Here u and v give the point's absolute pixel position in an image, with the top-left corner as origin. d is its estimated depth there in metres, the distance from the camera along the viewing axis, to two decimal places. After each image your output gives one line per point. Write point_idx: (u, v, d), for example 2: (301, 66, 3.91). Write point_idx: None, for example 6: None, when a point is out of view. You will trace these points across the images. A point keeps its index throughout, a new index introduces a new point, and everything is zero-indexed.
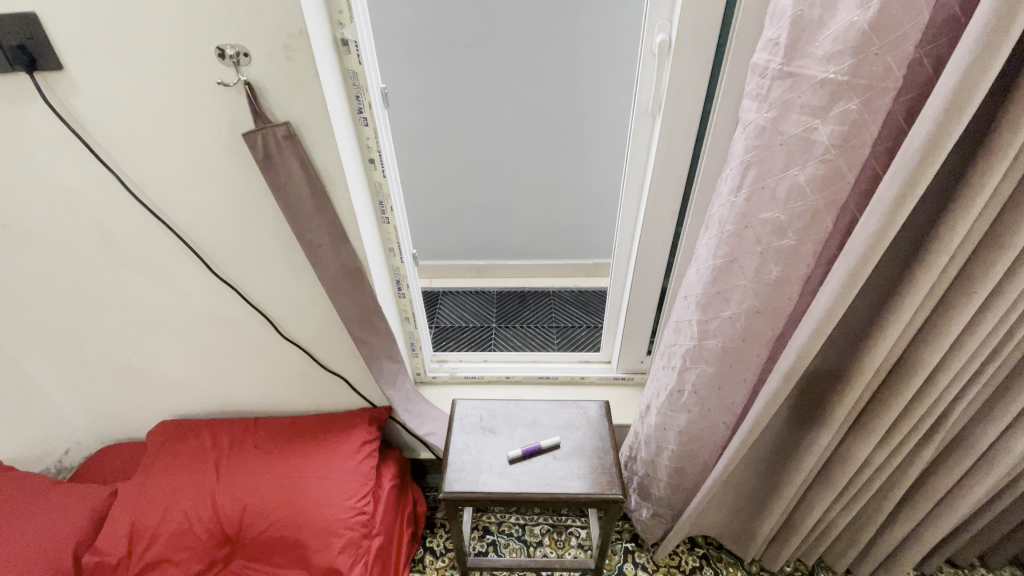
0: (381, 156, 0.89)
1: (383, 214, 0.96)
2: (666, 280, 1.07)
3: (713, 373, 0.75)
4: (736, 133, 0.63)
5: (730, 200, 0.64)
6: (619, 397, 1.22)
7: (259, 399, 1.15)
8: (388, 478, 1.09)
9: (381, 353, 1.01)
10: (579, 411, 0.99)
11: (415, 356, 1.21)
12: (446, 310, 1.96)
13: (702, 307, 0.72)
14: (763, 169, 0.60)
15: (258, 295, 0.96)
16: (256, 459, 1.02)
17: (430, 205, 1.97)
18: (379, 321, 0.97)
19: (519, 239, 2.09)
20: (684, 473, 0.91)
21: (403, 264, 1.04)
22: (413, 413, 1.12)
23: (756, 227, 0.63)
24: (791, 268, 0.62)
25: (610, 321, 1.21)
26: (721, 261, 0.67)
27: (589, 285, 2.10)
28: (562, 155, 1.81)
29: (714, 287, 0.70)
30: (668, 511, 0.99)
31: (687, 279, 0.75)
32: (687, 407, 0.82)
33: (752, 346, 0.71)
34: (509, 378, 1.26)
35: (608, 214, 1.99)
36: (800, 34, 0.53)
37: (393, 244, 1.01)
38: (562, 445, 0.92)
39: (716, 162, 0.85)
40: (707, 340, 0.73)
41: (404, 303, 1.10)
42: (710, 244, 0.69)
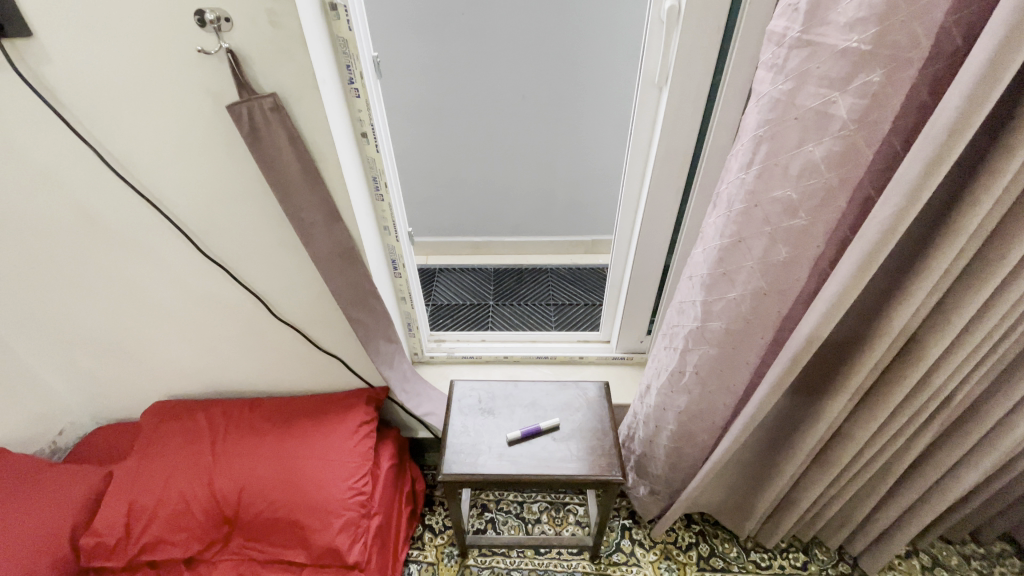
0: (374, 130, 0.84)
1: (377, 191, 0.93)
2: (671, 254, 1.03)
3: (715, 355, 0.74)
4: (749, 105, 0.61)
5: (741, 176, 0.61)
6: (618, 376, 1.21)
7: (254, 380, 1.13)
8: (386, 458, 1.09)
9: (377, 334, 0.99)
10: (579, 392, 0.98)
11: (411, 336, 1.19)
12: (443, 287, 1.95)
13: (707, 287, 0.70)
14: (776, 145, 0.57)
15: (250, 274, 0.93)
16: (252, 439, 1.01)
17: (426, 180, 1.92)
18: (375, 302, 0.94)
19: (517, 216, 2.05)
20: (683, 454, 0.91)
21: (398, 243, 1.01)
22: (411, 394, 1.11)
23: (766, 205, 0.60)
24: (802, 249, 0.60)
25: (611, 301, 1.19)
26: (727, 241, 0.65)
27: (587, 262, 2.08)
28: (560, 129, 1.76)
29: (720, 266, 0.67)
30: (665, 489, 0.99)
31: (692, 259, 0.73)
32: (687, 388, 0.81)
33: (757, 329, 0.69)
34: (508, 358, 1.24)
35: (608, 190, 1.95)
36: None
37: (388, 222, 0.97)
38: (562, 427, 0.91)
39: (723, 137, 0.81)
40: (710, 321, 0.72)
41: (400, 283, 1.08)
42: (718, 222, 0.67)
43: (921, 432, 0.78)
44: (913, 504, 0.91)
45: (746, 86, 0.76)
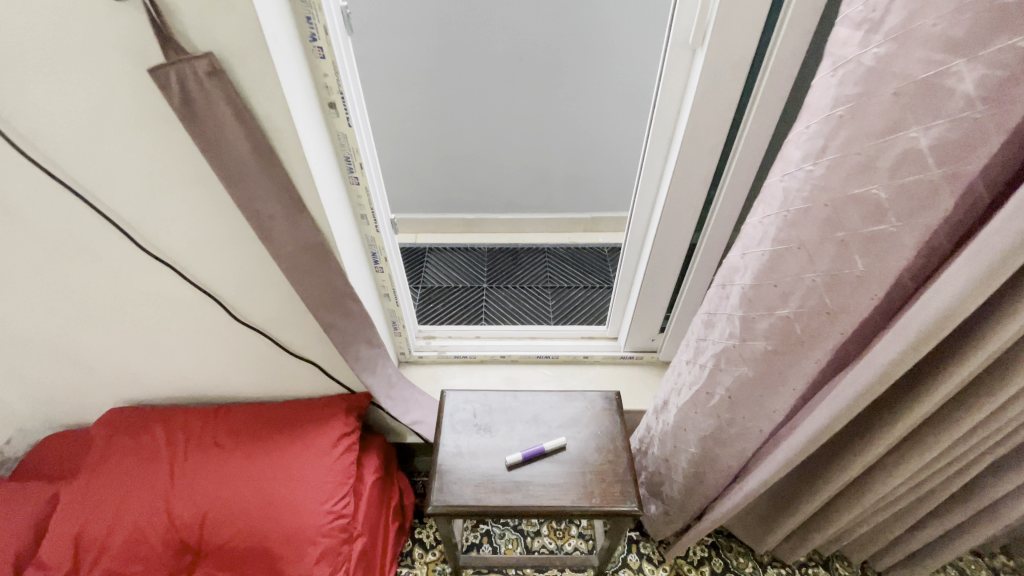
0: (343, 99, 0.69)
1: (351, 173, 0.77)
2: (697, 234, 0.89)
3: (754, 378, 0.64)
4: (818, 76, 0.47)
5: (805, 169, 0.48)
6: (626, 378, 1.11)
7: (219, 385, 1.00)
8: (369, 471, 0.99)
9: (356, 340, 0.87)
10: (585, 405, 0.86)
11: (397, 335, 1.06)
12: (433, 269, 1.81)
13: (748, 302, 0.59)
14: (860, 128, 0.44)
15: (201, 273, 0.79)
16: (216, 457, 0.90)
17: (413, 153, 1.76)
18: (352, 304, 0.81)
19: (512, 192, 1.90)
20: (704, 468, 0.82)
21: (378, 233, 0.87)
22: (397, 401, 0.99)
23: (840, 207, 0.47)
24: (884, 263, 0.48)
25: (621, 295, 1.07)
26: (782, 249, 0.53)
27: (586, 241, 1.94)
28: (560, 96, 1.60)
29: (767, 280, 0.56)
30: (685, 499, 0.90)
31: (729, 265, 0.61)
32: (716, 411, 0.72)
33: (812, 354, 0.57)
34: (505, 357, 1.13)
35: (609, 163, 1.80)
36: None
37: (365, 209, 0.82)
38: (568, 447, 0.80)
39: (767, 112, 0.68)
40: (752, 341, 0.61)
41: (382, 278, 0.94)
42: (768, 225, 0.54)
43: (978, 462, 0.68)
44: (952, 530, 0.82)
45: (802, 46, 0.62)
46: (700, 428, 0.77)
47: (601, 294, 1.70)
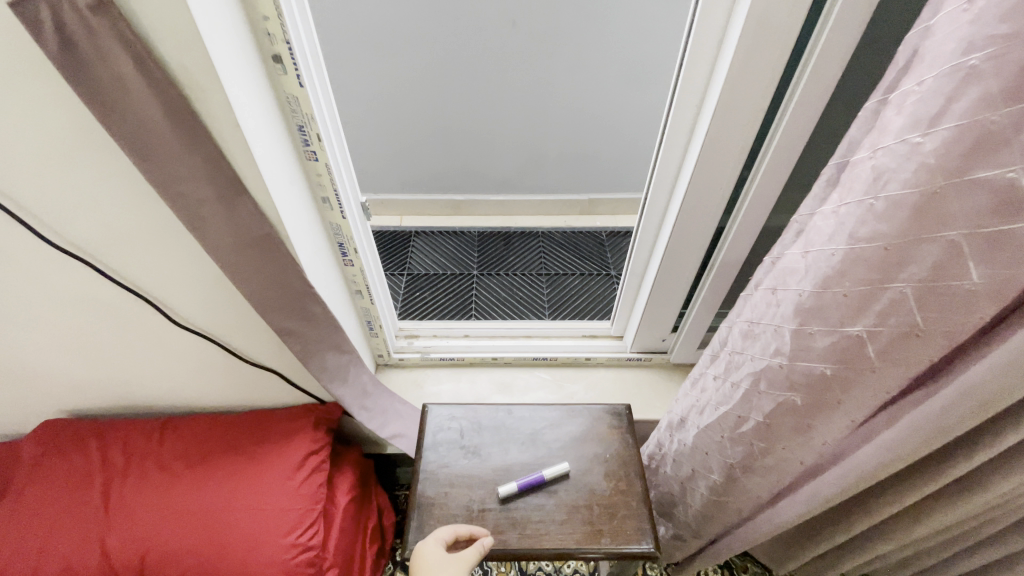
0: (291, 51, 0.54)
1: (306, 147, 0.63)
2: (726, 217, 0.80)
3: (802, 408, 0.53)
4: (944, 15, 0.37)
5: (909, 142, 0.38)
6: (633, 382, 1.02)
7: (164, 397, 0.85)
8: (343, 492, 0.87)
9: (322, 346, 0.73)
10: (589, 420, 0.74)
11: (375, 335, 0.94)
12: (419, 255, 1.67)
13: (805, 313, 0.49)
14: (1001, 83, 0.33)
15: (124, 269, 0.63)
16: (159, 484, 0.77)
17: (397, 126, 1.61)
18: (314, 305, 0.68)
19: (504, 170, 1.75)
20: (725, 498, 0.71)
21: (345, 221, 0.72)
22: (374, 412, 0.86)
23: (952, 194, 0.36)
24: (1007, 272, 0.36)
25: (630, 289, 0.98)
26: (861, 248, 0.43)
27: (582, 225, 1.81)
28: (557, 66, 1.46)
29: (835, 286, 0.45)
30: (703, 526, 0.80)
31: (787, 266, 0.52)
32: (744, 438, 0.62)
33: (881, 382, 0.46)
34: (498, 359, 1.02)
35: (609, 139, 1.67)
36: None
37: (327, 191, 0.68)
38: (571, 474, 0.68)
39: (817, 83, 0.58)
40: (806, 361, 0.50)
41: (353, 273, 0.80)
42: (847, 216, 0.44)
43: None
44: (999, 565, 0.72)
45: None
46: (726, 453, 0.66)
47: (599, 281, 1.58)
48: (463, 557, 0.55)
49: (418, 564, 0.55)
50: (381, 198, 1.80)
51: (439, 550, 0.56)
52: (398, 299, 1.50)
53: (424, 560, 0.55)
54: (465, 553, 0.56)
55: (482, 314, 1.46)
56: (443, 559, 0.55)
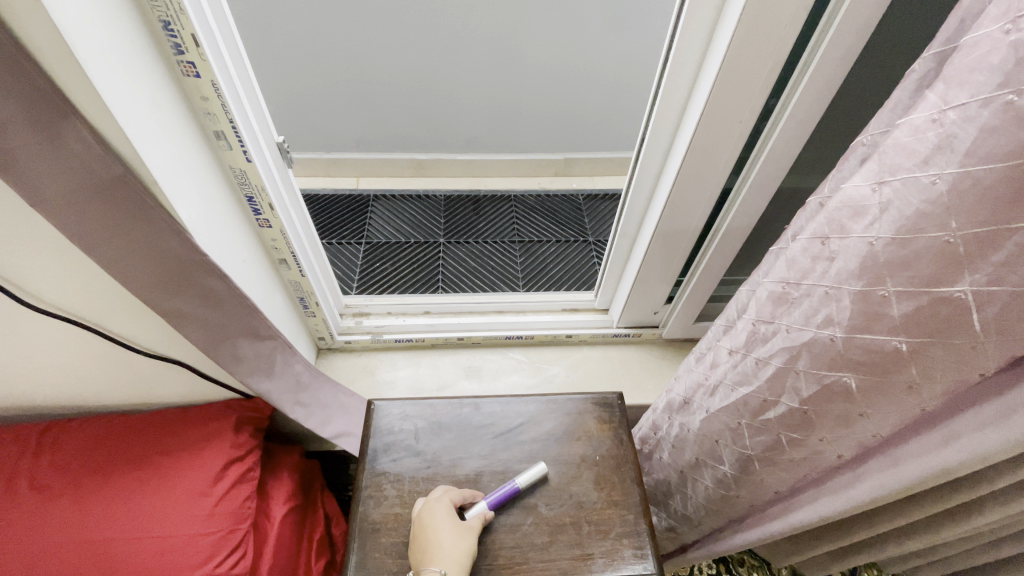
0: None
1: (180, 55, 0.45)
2: (733, 176, 0.66)
3: (857, 391, 0.39)
4: None
5: None
6: (619, 362, 0.90)
7: (41, 397, 0.66)
8: (280, 503, 0.73)
9: (233, 331, 0.57)
10: (573, 413, 0.61)
11: (312, 314, 0.78)
12: (378, 221, 1.49)
13: (877, 269, 0.34)
14: None
15: None
16: (35, 508, 0.60)
17: (347, 72, 1.40)
18: (212, 278, 0.51)
19: (471, 125, 1.57)
20: (737, 491, 0.57)
21: (250, 165, 0.55)
22: (312, 408, 0.71)
23: None
24: None
25: (616, 257, 0.84)
26: (983, 169, 0.28)
27: (557, 188, 1.66)
28: (529, 3, 1.27)
29: (934, 228, 0.31)
30: (706, 519, 0.65)
31: (848, 202, 0.36)
32: (769, 427, 0.48)
33: (979, 361, 0.33)
34: (464, 340, 0.89)
35: (586, 90, 1.50)
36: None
37: (220, 122, 0.50)
38: (552, 482, 0.55)
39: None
40: (872, 333, 0.36)
41: (271, 234, 0.63)
42: (960, 124, 0.29)
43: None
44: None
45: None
46: (740, 446, 0.52)
47: (577, 248, 1.44)
48: (473, 521, 0.49)
49: (435, 526, 0.47)
50: (335, 157, 1.60)
51: (448, 511, 0.49)
52: (355, 272, 1.33)
53: (434, 522, 0.47)
54: (475, 519, 0.49)
55: (450, 287, 1.31)
56: (454, 521, 0.48)
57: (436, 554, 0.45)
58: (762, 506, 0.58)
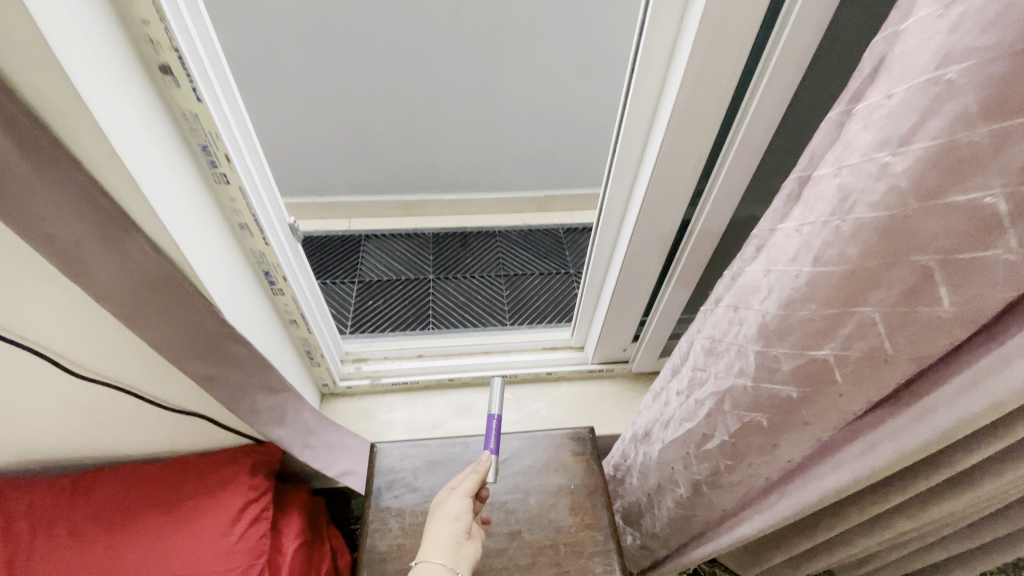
0: (182, 60, 0.46)
1: (214, 169, 0.55)
2: (683, 225, 0.76)
3: (769, 427, 0.49)
4: (914, 18, 0.31)
5: (878, 161, 0.33)
6: (596, 395, 1.00)
7: (73, 450, 0.73)
8: (291, 539, 0.79)
9: (251, 388, 0.66)
10: (551, 447, 0.70)
11: (317, 364, 0.86)
12: (370, 260, 1.58)
13: (769, 336, 0.44)
14: (971, 106, 0.29)
15: (11, 319, 0.51)
16: (74, 553, 0.67)
17: (340, 123, 1.51)
18: (237, 345, 0.60)
19: (456, 167, 1.69)
20: (694, 511, 0.66)
21: (269, 248, 0.64)
22: (319, 449, 0.79)
23: (931, 216, 0.32)
24: (980, 299, 0.33)
25: (588, 301, 0.95)
26: (828, 270, 0.38)
27: (539, 223, 1.76)
28: (506, 58, 1.41)
29: (803, 310, 0.41)
30: (672, 536, 0.73)
31: (748, 282, 0.46)
32: (710, 456, 0.57)
33: (849, 405, 0.43)
34: (454, 380, 0.97)
35: (562, 132, 1.63)
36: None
37: (244, 217, 0.60)
38: (532, 509, 0.64)
39: (771, 102, 0.56)
40: (773, 382, 0.46)
41: (284, 301, 0.72)
42: (811, 236, 0.38)
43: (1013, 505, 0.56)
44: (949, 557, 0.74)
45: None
46: (691, 472, 0.61)
47: (559, 280, 1.54)
48: (457, 494, 0.54)
49: (442, 504, 0.54)
50: (328, 201, 1.70)
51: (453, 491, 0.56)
52: (349, 311, 1.41)
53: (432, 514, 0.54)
54: (457, 491, 0.54)
55: (440, 322, 1.40)
56: (441, 505, 0.54)
57: (427, 538, 0.50)
58: (717, 524, 0.67)
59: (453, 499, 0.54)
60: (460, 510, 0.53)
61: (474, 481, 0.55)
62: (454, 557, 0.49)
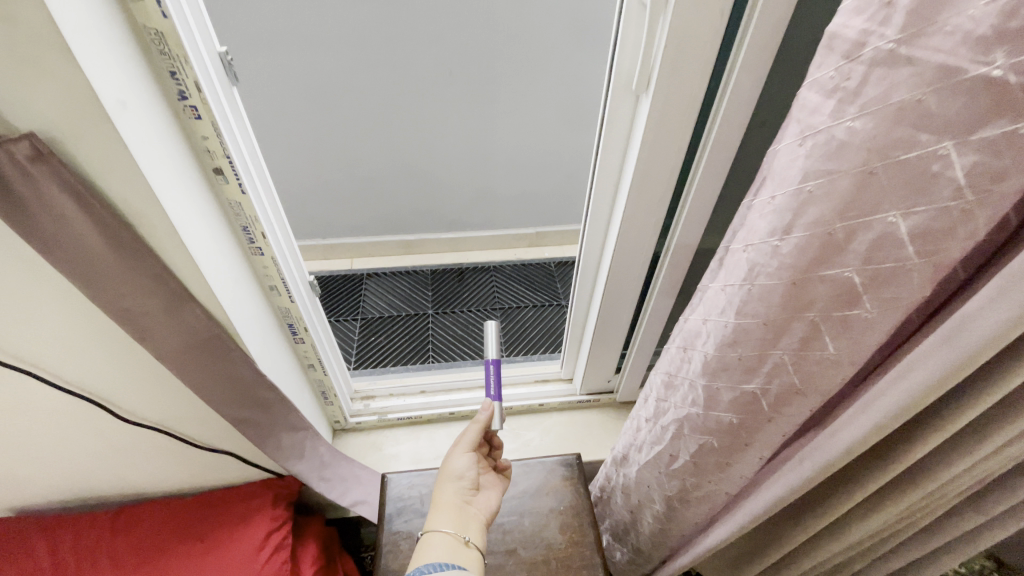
0: (232, 164, 0.57)
1: (252, 244, 0.66)
2: (650, 272, 0.87)
3: (720, 447, 0.59)
4: (783, 142, 0.43)
5: (770, 244, 0.44)
6: (585, 423, 1.09)
7: (114, 487, 0.82)
8: (309, 565, 0.87)
9: (277, 427, 0.75)
10: (543, 473, 0.78)
11: (330, 403, 0.96)
12: (372, 297, 1.68)
13: (712, 374, 0.54)
14: (827, 209, 0.40)
15: (81, 373, 0.62)
16: None
17: (344, 172, 1.64)
18: (266, 390, 0.69)
19: (452, 208, 1.81)
20: (670, 525, 0.75)
21: (294, 304, 0.75)
22: (333, 481, 0.87)
23: (811, 285, 0.43)
24: (854, 346, 0.44)
25: (573, 337, 1.05)
26: (746, 323, 0.49)
27: (532, 257, 1.87)
28: (495, 111, 1.54)
29: (732, 353, 0.51)
30: (654, 550, 0.82)
31: (692, 329, 0.56)
32: (677, 475, 0.67)
33: (779, 427, 0.53)
34: (454, 414, 1.06)
35: (551, 172, 1.76)
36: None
37: (274, 280, 0.70)
38: (527, 527, 0.72)
39: (712, 176, 0.67)
40: (717, 411, 0.56)
41: (304, 348, 0.82)
42: (732, 296, 0.49)
43: (961, 534, 0.63)
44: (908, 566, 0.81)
45: (756, 81, 0.56)
46: (664, 490, 0.70)
47: (552, 312, 1.64)
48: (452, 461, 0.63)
49: (449, 458, 0.63)
50: (331, 243, 1.80)
51: (459, 441, 0.65)
52: (353, 347, 1.50)
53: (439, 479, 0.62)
54: (454, 453, 0.63)
55: (439, 355, 1.49)
56: (443, 469, 0.63)
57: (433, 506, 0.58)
58: (691, 537, 0.76)
59: (457, 454, 0.63)
60: (458, 472, 0.61)
61: (476, 432, 0.65)
62: (460, 520, 0.57)
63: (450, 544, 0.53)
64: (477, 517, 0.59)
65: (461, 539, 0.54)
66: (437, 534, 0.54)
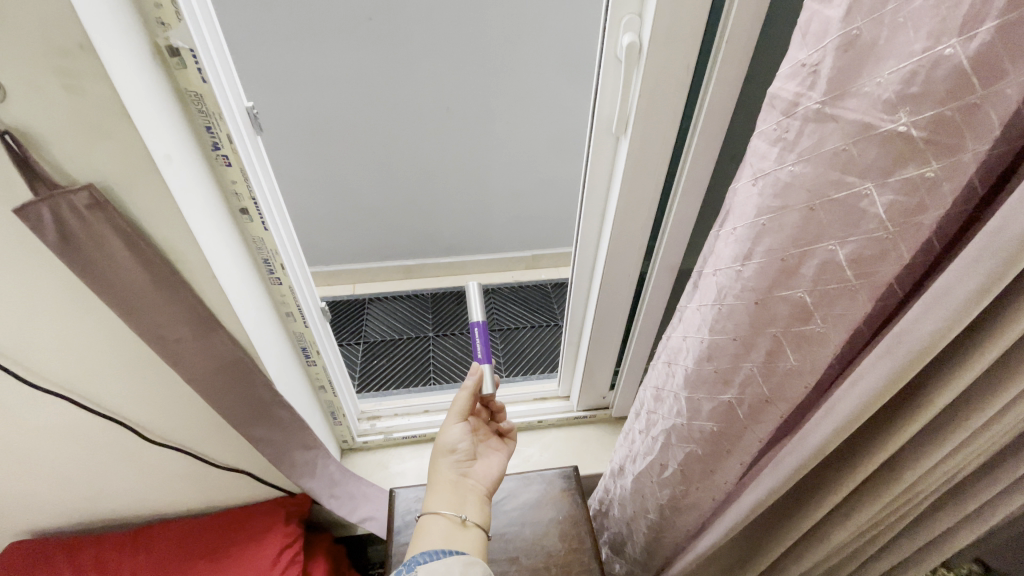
0: (256, 204, 0.64)
1: (271, 274, 0.72)
2: (637, 293, 0.93)
3: (704, 454, 0.64)
4: (741, 181, 0.49)
5: (734, 269, 0.50)
6: (582, 439, 1.13)
7: (135, 507, 0.86)
8: None
9: (291, 445, 0.79)
10: (543, 485, 0.83)
11: (338, 423, 1.00)
12: (374, 322, 1.73)
13: (692, 386, 0.60)
14: (779, 240, 0.46)
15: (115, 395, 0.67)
16: None
17: (346, 202, 1.71)
18: (281, 411, 0.74)
19: (450, 233, 1.88)
20: (663, 532, 0.79)
21: (307, 329, 0.81)
22: (343, 498, 0.91)
23: (771, 305, 0.49)
24: (812, 358, 0.50)
25: (569, 356, 1.10)
26: (718, 339, 0.54)
27: (528, 279, 1.93)
28: (490, 143, 1.62)
29: (708, 366, 0.57)
30: (650, 558, 0.86)
31: (674, 346, 0.62)
32: (667, 482, 0.71)
33: (754, 433, 0.59)
34: None
35: (545, 198, 1.83)
36: (875, 39, 0.37)
37: (290, 307, 0.77)
38: (528, 537, 0.76)
39: (688, 205, 0.74)
40: (699, 420, 0.62)
41: (315, 370, 0.88)
42: (706, 315, 0.55)
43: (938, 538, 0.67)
44: None
45: (721, 124, 0.64)
46: (656, 498, 0.75)
47: (548, 332, 1.69)
48: (445, 435, 0.68)
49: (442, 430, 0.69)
50: (334, 269, 1.86)
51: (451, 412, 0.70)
52: (357, 370, 1.55)
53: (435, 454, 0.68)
54: (446, 425, 0.69)
55: (440, 376, 1.54)
56: (438, 442, 0.68)
57: (431, 486, 0.64)
58: (683, 544, 0.80)
59: (449, 428, 0.68)
60: (450, 446, 0.67)
61: (465, 400, 0.69)
62: (457, 495, 0.63)
63: (447, 526, 0.58)
64: (473, 488, 0.66)
65: (459, 521, 0.59)
66: (435, 516, 0.59)
